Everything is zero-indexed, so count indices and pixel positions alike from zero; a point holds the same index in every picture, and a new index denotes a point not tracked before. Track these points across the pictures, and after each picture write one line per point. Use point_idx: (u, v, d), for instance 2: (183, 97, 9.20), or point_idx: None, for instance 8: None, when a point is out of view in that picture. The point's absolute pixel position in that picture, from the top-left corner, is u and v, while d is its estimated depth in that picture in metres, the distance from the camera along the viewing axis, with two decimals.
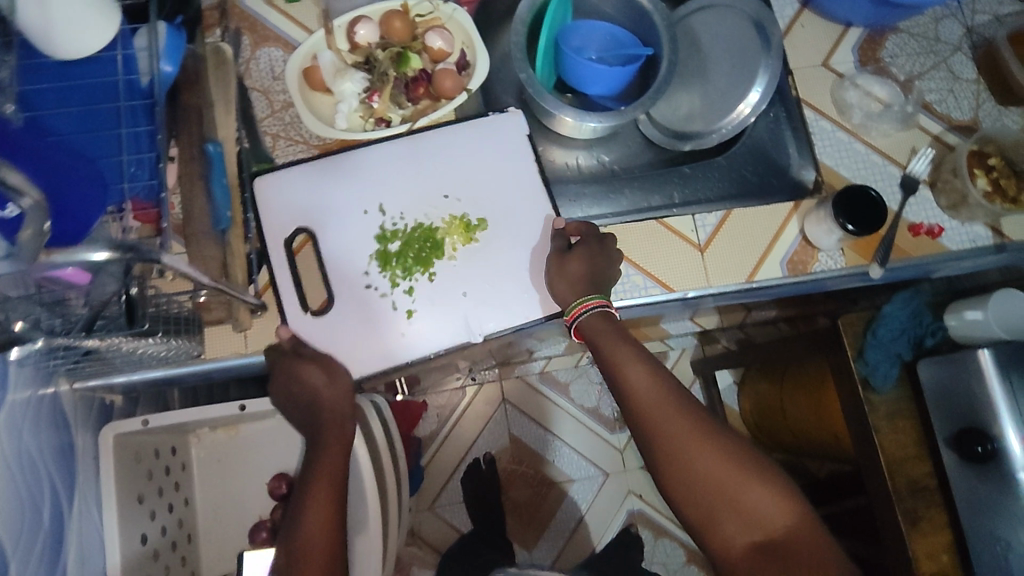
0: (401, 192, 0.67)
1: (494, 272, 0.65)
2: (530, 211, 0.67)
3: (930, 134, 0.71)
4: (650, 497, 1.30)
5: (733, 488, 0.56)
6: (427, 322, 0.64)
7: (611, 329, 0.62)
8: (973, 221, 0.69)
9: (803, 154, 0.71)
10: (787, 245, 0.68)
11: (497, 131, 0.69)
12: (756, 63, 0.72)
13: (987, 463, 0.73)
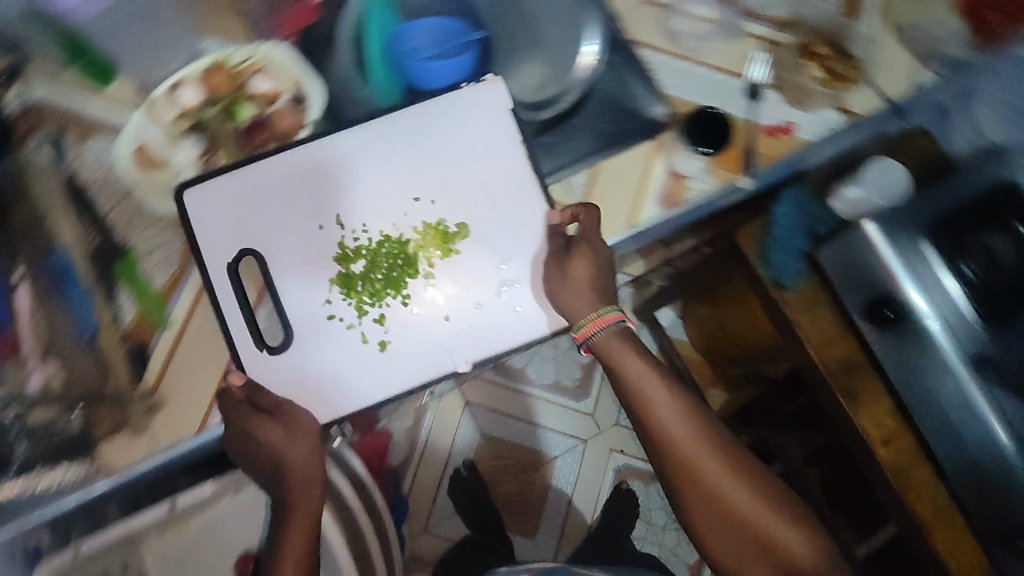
0: (368, 203, 0.67)
1: (475, 282, 0.66)
2: (520, 198, 0.67)
3: (761, 39, 0.73)
4: (632, 449, 1.32)
5: (766, 532, 0.63)
6: (400, 350, 0.65)
7: (623, 351, 0.67)
8: (818, 108, 0.71)
9: (650, 91, 0.71)
10: (657, 183, 0.70)
11: (478, 111, 0.68)
12: (582, 16, 0.72)
13: (901, 324, 0.78)
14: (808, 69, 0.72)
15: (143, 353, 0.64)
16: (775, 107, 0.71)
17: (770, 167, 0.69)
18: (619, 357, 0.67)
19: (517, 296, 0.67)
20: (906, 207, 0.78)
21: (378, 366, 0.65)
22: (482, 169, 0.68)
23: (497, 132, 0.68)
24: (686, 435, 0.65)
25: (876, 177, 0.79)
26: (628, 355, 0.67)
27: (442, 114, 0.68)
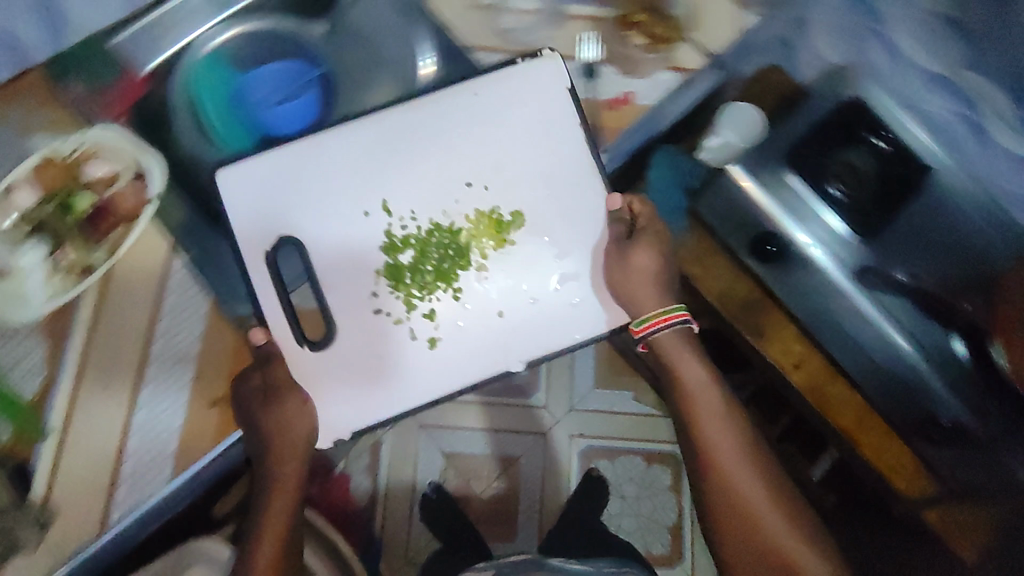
0: (415, 192, 0.69)
1: (534, 271, 0.69)
2: (582, 185, 0.70)
3: (584, 18, 0.75)
4: (591, 430, 1.34)
5: (788, 550, 0.69)
6: (447, 352, 0.69)
7: (677, 352, 0.74)
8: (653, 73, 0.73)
9: None
10: None
11: (533, 96, 0.70)
12: (415, 36, 0.73)
13: (785, 256, 0.83)
14: (637, 36, 0.75)
15: (27, 470, 0.62)
16: (612, 80, 0.73)
17: (624, 140, 0.73)
18: (676, 360, 0.74)
19: (575, 288, 0.70)
20: (761, 143, 0.82)
21: (428, 364, 0.68)
22: (534, 154, 0.70)
23: (553, 111, 0.70)
24: (719, 434, 0.73)
25: (738, 122, 0.84)
26: (681, 356, 0.74)
27: (501, 90, 0.69)
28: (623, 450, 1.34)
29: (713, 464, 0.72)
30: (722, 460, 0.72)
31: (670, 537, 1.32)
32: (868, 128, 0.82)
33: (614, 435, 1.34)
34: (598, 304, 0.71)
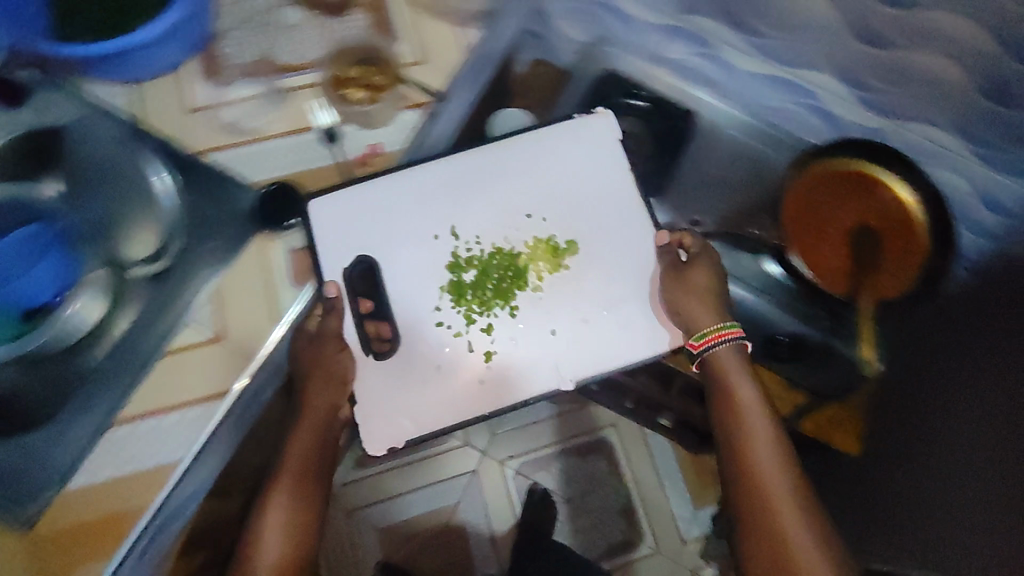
0: (481, 220, 0.72)
1: (591, 290, 0.72)
2: (629, 221, 0.73)
3: (305, 87, 0.73)
4: (518, 450, 1.36)
5: (783, 510, 0.63)
6: (503, 366, 0.69)
7: (736, 370, 0.70)
8: (390, 116, 0.72)
9: (237, 188, 0.71)
10: (282, 269, 0.70)
11: (585, 136, 0.75)
12: (144, 158, 0.71)
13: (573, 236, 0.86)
14: (351, 93, 0.72)
15: None
16: (355, 134, 0.71)
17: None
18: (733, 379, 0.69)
19: (623, 309, 0.72)
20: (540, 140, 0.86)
21: (481, 378, 0.69)
22: (580, 182, 0.74)
23: (599, 156, 0.74)
24: (766, 445, 0.66)
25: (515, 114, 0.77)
26: (742, 380, 0.69)
27: (551, 143, 0.74)
28: (554, 455, 1.37)
29: (751, 472, 0.65)
30: (751, 444, 0.66)
31: (625, 520, 1.35)
32: (625, 94, 0.86)
33: (541, 445, 1.37)
34: (649, 321, 0.72)
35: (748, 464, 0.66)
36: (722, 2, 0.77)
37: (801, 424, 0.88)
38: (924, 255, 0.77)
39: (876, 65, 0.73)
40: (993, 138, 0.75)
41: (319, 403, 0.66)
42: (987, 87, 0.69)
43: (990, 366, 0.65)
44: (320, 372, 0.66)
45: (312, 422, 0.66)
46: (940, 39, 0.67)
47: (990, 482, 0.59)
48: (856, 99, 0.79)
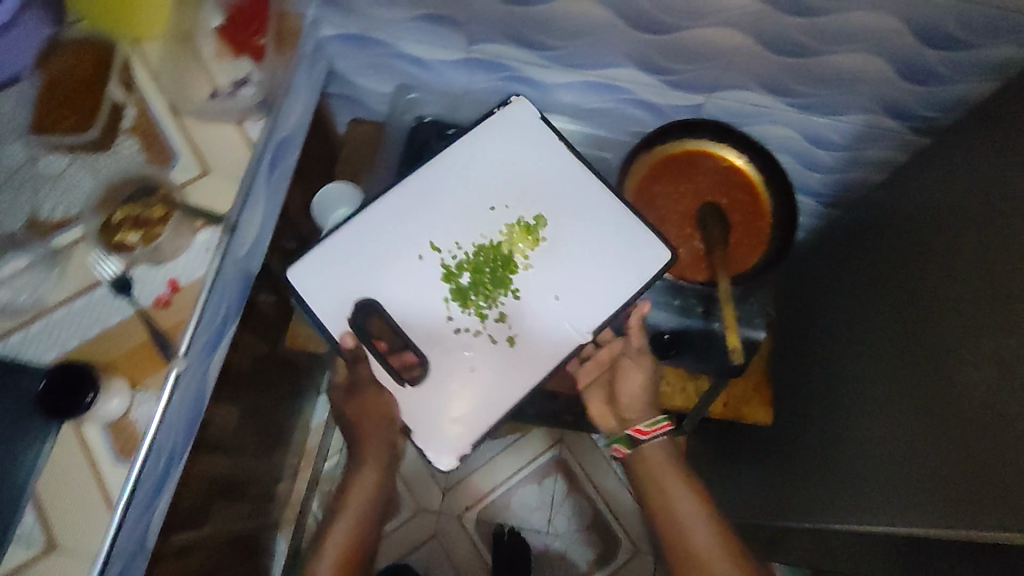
0: (453, 227, 0.72)
1: (578, 247, 0.70)
2: (581, 183, 0.72)
3: (80, 241, 0.64)
4: (473, 498, 1.35)
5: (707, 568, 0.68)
6: (530, 348, 0.68)
7: (665, 460, 0.76)
8: (185, 243, 0.65)
9: (34, 374, 0.61)
10: (103, 447, 0.60)
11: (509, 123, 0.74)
12: None
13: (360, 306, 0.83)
14: (129, 237, 0.65)
15: None
16: (150, 271, 0.64)
17: (228, 292, 0.69)
18: (658, 475, 0.75)
19: (620, 258, 0.69)
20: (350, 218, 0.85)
21: (511, 363, 0.68)
22: (525, 157, 0.73)
23: (530, 133, 0.74)
24: (693, 525, 0.71)
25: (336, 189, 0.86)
26: (667, 474, 0.75)
27: (487, 137, 0.74)
28: (510, 490, 1.36)
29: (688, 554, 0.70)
30: (678, 513, 0.72)
31: (597, 531, 1.34)
32: (440, 134, 0.81)
33: (493, 486, 1.36)
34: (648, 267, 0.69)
35: (675, 534, 0.72)
36: (503, 26, 0.72)
37: (709, 410, 0.87)
38: (774, 213, 0.79)
39: (668, 49, 0.71)
40: (801, 88, 0.74)
41: (375, 444, 0.75)
42: (775, 45, 0.67)
43: (894, 340, 0.72)
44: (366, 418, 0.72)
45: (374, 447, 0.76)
46: (712, 13, 0.64)
47: (893, 447, 0.67)
48: (665, 83, 0.77)
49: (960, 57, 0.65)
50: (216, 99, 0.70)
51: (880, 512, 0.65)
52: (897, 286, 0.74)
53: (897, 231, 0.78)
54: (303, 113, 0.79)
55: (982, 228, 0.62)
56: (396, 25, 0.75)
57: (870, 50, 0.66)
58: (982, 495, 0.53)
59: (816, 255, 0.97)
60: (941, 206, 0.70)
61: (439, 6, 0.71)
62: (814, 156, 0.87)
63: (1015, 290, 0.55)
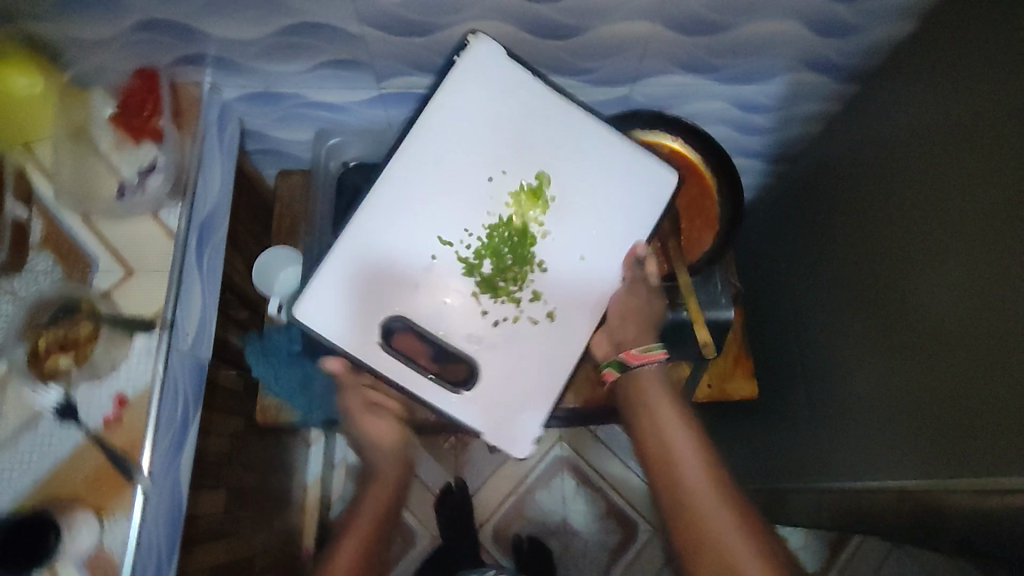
0: (458, 213, 0.66)
1: (588, 205, 0.67)
2: (575, 137, 0.67)
3: (8, 376, 0.60)
4: (486, 514, 1.35)
5: (700, 513, 0.59)
6: (570, 316, 0.66)
7: (657, 389, 0.68)
8: (124, 353, 0.62)
9: None
10: None
11: (480, 75, 0.65)
12: None
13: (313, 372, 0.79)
14: (60, 360, 0.61)
15: None
16: (92, 390, 0.61)
17: (183, 382, 0.66)
18: (651, 406, 0.67)
19: (631, 212, 0.67)
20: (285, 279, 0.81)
21: (555, 338, 0.66)
22: (509, 115, 0.66)
23: (503, 87, 0.66)
24: (687, 458, 0.62)
25: (269, 250, 0.83)
26: (663, 404, 0.67)
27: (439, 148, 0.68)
28: (521, 498, 1.35)
29: (676, 489, 0.61)
30: (672, 446, 0.63)
31: (614, 520, 1.35)
32: (365, 177, 0.77)
33: (503, 497, 1.35)
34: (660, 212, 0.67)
35: (662, 467, 0.63)
36: (408, 57, 0.69)
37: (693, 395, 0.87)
38: (720, 187, 0.78)
39: (580, 49, 0.69)
40: (721, 62, 0.72)
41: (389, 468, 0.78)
42: (685, 27, 0.65)
43: (854, 293, 0.73)
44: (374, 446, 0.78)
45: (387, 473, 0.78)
46: (616, 7, 0.62)
47: (877, 405, 0.68)
48: (586, 81, 0.75)
49: (870, 5, 0.64)
50: (123, 198, 0.67)
51: (870, 466, 0.67)
52: (847, 240, 0.75)
53: (836, 182, 0.78)
54: (222, 181, 0.76)
55: (914, 174, 0.63)
56: (298, 76, 0.72)
57: (780, 15, 0.64)
58: (964, 442, 0.54)
59: (772, 213, 0.96)
60: (874, 156, 0.71)
61: (336, 51, 0.67)
62: (750, 121, 0.85)
63: (980, 239, 0.55)
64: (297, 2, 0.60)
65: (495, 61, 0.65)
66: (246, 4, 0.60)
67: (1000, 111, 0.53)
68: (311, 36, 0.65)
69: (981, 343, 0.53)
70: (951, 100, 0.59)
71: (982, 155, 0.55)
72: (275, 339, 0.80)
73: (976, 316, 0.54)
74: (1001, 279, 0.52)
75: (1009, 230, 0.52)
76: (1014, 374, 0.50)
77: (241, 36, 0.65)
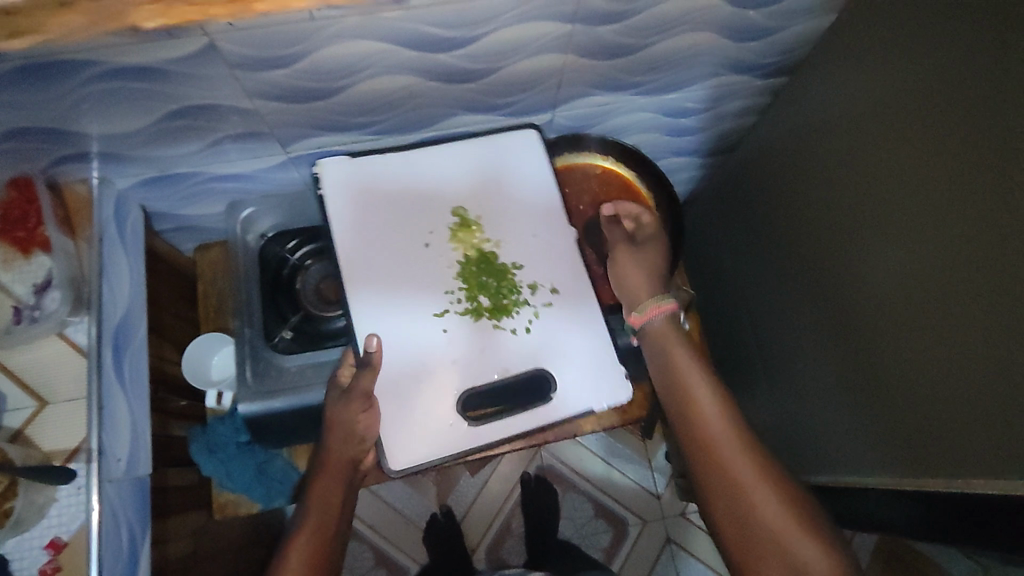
0: (424, 280, 0.63)
1: (522, 226, 0.66)
2: (486, 179, 0.67)
3: None
4: (476, 537, 1.32)
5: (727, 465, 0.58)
6: (574, 291, 0.64)
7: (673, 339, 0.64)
8: (50, 494, 0.57)
9: None
10: None
11: (361, 173, 0.66)
12: None
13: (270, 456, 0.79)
14: None
15: None
16: (22, 541, 0.57)
17: (122, 508, 0.62)
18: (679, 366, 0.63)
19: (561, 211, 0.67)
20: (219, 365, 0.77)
21: (569, 321, 0.63)
22: (412, 179, 0.66)
23: (393, 162, 0.67)
24: (712, 412, 0.60)
25: (193, 341, 0.77)
26: (676, 347, 0.63)
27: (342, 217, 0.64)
28: (509, 514, 1.33)
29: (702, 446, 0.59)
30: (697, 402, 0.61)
31: (604, 520, 1.34)
32: (286, 259, 0.74)
33: (492, 518, 1.33)
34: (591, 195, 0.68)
35: (689, 427, 0.60)
36: (313, 122, 0.64)
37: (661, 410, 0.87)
38: (657, 201, 0.76)
39: (493, 88, 0.65)
40: (640, 78, 0.69)
41: (338, 457, 0.61)
42: (599, 52, 0.62)
43: (803, 290, 0.73)
44: (342, 429, 0.61)
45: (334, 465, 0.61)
46: (525, 46, 0.58)
47: (842, 407, 0.68)
48: (505, 115, 0.71)
49: (783, 8, 0.62)
50: (19, 323, 0.60)
51: (854, 464, 0.67)
52: (788, 236, 0.75)
53: (772, 180, 0.78)
54: (132, 279, 0.70)
55: (851, 167, 0.62)
56: (195, 155, 0.66)
57: (695, 28, 0.62)
58: (933, 443, 0.55)
59: (715, 211, 0.94)
60: (806, 151, 0.70)
61: (233, 126, 0.62)
62: (681, 125, 0.82)
63: (916, 235, 0.55)
64: (175, 88, 0.55)
65: (348, 167, 0.66)
66: (122, 99, 0.55)
67: (933, 101, 0.52)
68: (202, 117, 0.60)
69: (930, 341, 0.54)
70: (880, 91, 0.58)
71: (916, 146, 0.54)
72: (219, 431, 0.77)
73: (930, 311, 0.54)
74: (955, 274, 0.51)
75: (953, 228, 0.51)
76: (977, 375, 0.49)
77: (124, 128, 0.59)
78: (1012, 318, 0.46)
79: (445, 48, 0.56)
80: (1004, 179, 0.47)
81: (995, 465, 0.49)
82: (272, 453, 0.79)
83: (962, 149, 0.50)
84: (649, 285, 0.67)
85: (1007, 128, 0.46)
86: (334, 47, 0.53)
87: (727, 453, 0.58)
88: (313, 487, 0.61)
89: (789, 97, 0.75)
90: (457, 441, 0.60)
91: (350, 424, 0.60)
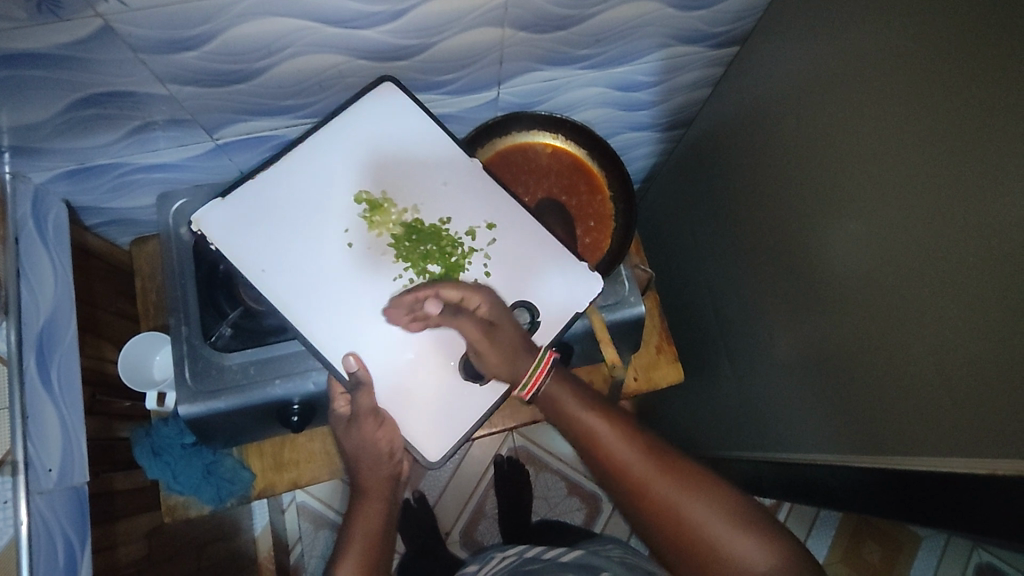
0: (360, 280, 0.60)
1: (437, 182, 0.63)
2: (404, 144, 0.62)
3: None
4: (448, 520, 1.31)
5: (646, 480, 0.58)
6: (507, 224, 0.63)
7: (575, 397, 0.63)
8: None
9: None
10: None
11: (254, 205, 0.60)
12: None
13: (226, 455, 0.78)
14: None
15: None
16: None
17: (57, 519, 0.59)
18: (582, 421, 0.61)
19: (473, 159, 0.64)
20: (159, 367, 0.75)
21: (514, 256, 0.63)
22: (308, 188, 0.61)
23: (283, 177, 0.61)
24: (635, 456, 0.59)
25: (131, 339, 0.74)
26: (569, 398, 0.62)
27: (258, 244, 0.59)
28: (481, 496, 1.33)
29: (623, 479, 0.59)
30: (617, 453, 0.60)
31: (577, 498, 1.34)
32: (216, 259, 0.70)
33: (463, 501, 1.33)
34: None
35: (619, 477, 0.59)
36: (239, 106, 0.60)
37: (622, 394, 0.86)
38: (607, 181, 0.74)
39: (428, 63, 0.61)
40: (584, 51, 0.66)
41: (373, 478, 0.66)
42: (538, 25, 0.59)
43: (762, 263, 0.71)
44: (368, 453, 0.64)
45: (375, 486, 0.66)
46: (457, 20, 0.55)
47: (797, 382, 0.67)
48: (446, 93, 0.68)
49: None
50: None
51: (813, 440, 0.67)
52: (745, 208, 0.73)
53: (728, 152, 0.76)
54: (59, 279, 0.66)
55: (812, 134, 0.59)
56: (116, 145, 0.62)
57: None
58: (890, 423, 0.54)
59: (674, 183, 0.92)
60: (765, 118, 0.67)
61: (152, 113, 0.58)
62: (634, 100, 0.80)
63: (871, 209, 0.53)
64: (77, 75, 0.50)
65: (226, 209, 0.59)
66: (20, 87, 0.51)
67: (892, 62, 0.49)
68: (115, 104, 0.56)
69: (885, 322, 0.53)
70: (836, 52, 0.55)
71: (875, 109, 0.51)
72: (164, 433, 0.75)
73: (888, 285, 0.52)
74: (914, 248, 0.49)
75: (903, 204, 0.49)
76: (929, 353, 0.48)
77: (31, 119, 0.55)
78: (965, 298, 0.45)
79: (371, 23, 0.52)
80: (963, 145, 0.44)
81: (951, 445, 0.48)
82: (221, 453, 0.77)
83: (922, 109, 0.47)
84: (527, 350, 0.60)
85: (956, 97, 0.44)
86: (245, 25, 0.49)
87: (650, 483, 0.58)
88: (360, 512, 0.66)
89: (745, 65, 0.72)
90: (440, 429, 0.62)
91: (373, 443, 0.63)
